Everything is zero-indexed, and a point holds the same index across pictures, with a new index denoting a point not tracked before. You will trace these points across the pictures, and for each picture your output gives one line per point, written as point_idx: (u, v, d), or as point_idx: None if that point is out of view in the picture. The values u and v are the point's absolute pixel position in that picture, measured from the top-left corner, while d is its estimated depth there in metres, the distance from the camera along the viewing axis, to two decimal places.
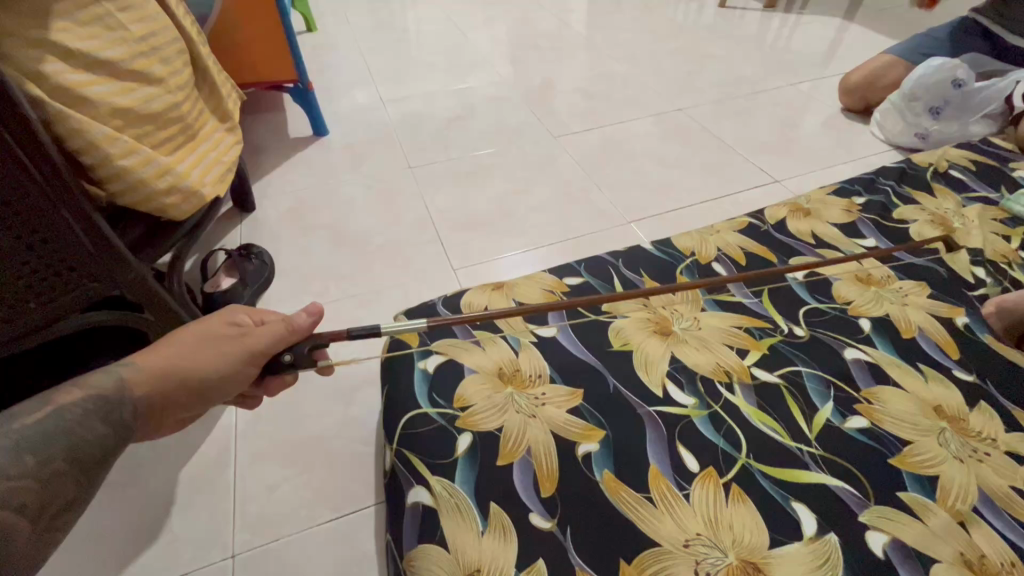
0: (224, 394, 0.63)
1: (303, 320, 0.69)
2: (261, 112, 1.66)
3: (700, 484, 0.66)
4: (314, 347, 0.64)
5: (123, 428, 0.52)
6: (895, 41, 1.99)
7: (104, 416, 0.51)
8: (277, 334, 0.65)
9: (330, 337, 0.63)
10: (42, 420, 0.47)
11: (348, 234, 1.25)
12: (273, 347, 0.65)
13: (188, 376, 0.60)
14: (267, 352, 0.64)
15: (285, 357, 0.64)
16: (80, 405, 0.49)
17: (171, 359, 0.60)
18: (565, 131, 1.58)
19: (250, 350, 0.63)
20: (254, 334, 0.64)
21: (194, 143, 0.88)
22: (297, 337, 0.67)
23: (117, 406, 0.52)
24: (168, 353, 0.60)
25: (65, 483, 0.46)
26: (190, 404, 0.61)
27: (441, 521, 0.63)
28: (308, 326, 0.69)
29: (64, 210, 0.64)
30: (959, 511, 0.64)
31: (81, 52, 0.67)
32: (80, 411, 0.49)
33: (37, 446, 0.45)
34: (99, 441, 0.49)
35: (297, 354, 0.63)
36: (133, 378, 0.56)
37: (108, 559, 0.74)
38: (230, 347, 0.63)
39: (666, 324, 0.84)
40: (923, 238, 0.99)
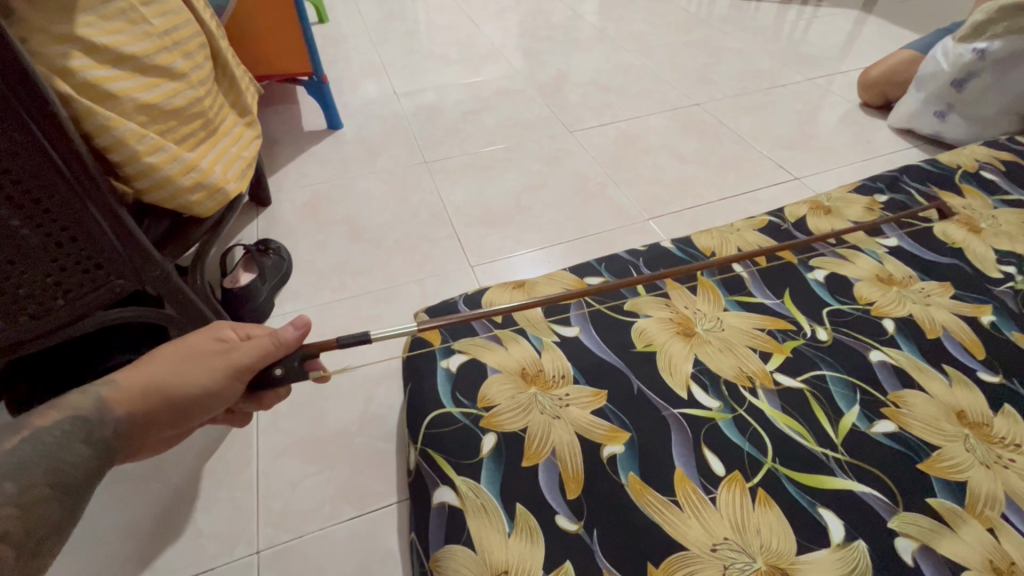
0: (210, 409, 0.64)
1: (289, 334, 0.66)
2: (275, 105, 1.65)
3: (726, 487, 0.66)
4: (303, 359, 0.64)
5: (105, 447, 0.56)
6: (915, 33, 1.95)
7: (86, 439, 0.54)
8: (261, 348, 0.64)
9: (320, 346, 0.64)
10: (22, 445, 0.50)
11: (364, 229, 1.25)
12: (257, 363, 0.64)
13: (171, 394, 0.62)
14: (250, 368, 0.64)
15: (276, 370, 0.64)
16: (62, 427, 0.53)
17: (154, 376, 0.62)
18: (579, 125, 1.56)
19: (232, 366, 0.63)
20: (238, 348, 0.64)
21: (215, 138, 0.87)
22: (283, 351, 0.65)
23: (96, 427, 0.55)
24: (151, 370, 0.62)
25: (49, 506, 0.48)
26: (176, 420, 0.63)
27: (467, 522, 0.63)
28: (296, 340, 0.66)
29: (93, 208, 0.65)
30: (988, 518, 0.63)
31: (104, 47, 0.66)
32: (59, 434, 0.52)
33: (16, 472, 0.48)
34: (83, 462, 0.53)
35: (290, 366, 0.64)
36: (114, 397, 0.58)
37: (135, 554, 0.75)
38: (212, 363, 0.63)
39: (688, 324, 0.83)
40: (948, 237, 0.97)
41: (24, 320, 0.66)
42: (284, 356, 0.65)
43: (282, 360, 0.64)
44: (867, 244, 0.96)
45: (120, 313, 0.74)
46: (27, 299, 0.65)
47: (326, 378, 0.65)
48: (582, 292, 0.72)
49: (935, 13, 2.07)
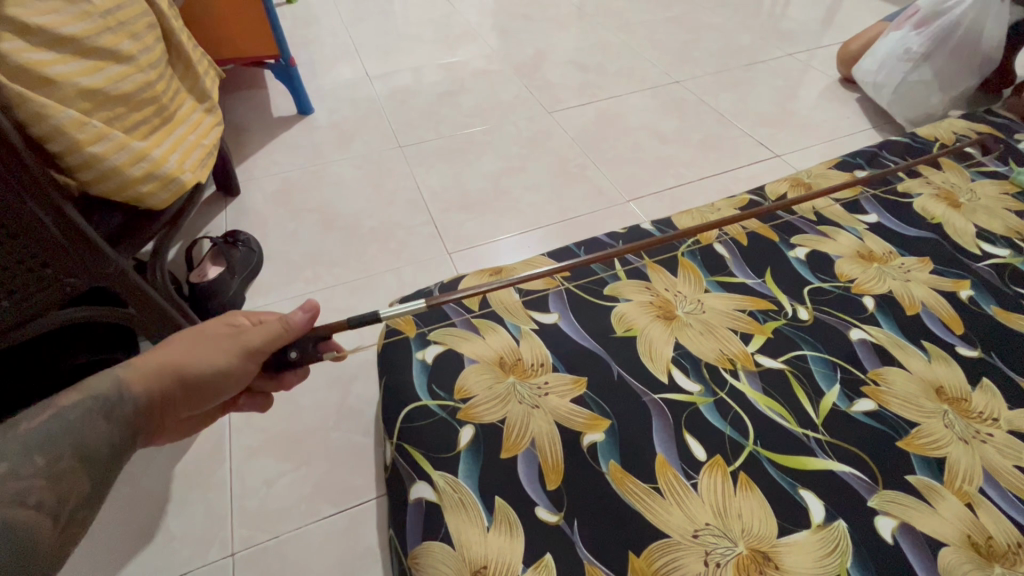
0: (222, 390, 0.63)
1: (298, 317, 0.66)
2: (243, 90, 1.58)
3: (708, 472, 0.65)
4: (316, 343, 0.66)
5: (127, 424, 0.52)
6: (897, 6, 1.92)
7: (106, 415, 0.50)
8: (272, 331, 0.64)
9: (331, 329, 0.65)
10: (46, 423, 0.46)
11: (338, 217, 1.21)
12: (269, 345, 0.64)
13: (184, 374, 0.60)
14: (263, 349, 0.64)
15: (291, 353, 0.66)
16: (82, 404, 0.49)
17: (168, 357, 0.60)
18: (558, 105, 1.52)
19: (245, 346, 0.63)
20: (249, 330, 0.64)
21: (171, 125, 0.83)
22: (293, 334, 0.66)
23: (118, 405, 0.52)
24: (164, 352, 0.60)
25: (78, 478, 0.45)
26: (190, 400, 0.61)
27: (445, 517, 0.62)
28: (305, 323, 0.66)
29: (32, 203, 0.60)
30: (966, 493, 0.64)
31: (39, 28, 0.62)
32: (82, 412, 0.49)
33: (44, 447, 0.45)
34: (107, 439, 0.49)
35: (303, 350, 0.66)
36: (131, 377, 0.55)
37: (106, 559, 0.72)
38: (225, 344, 0.62)
39: (669, 307, 0.81)
40: (927, 212, 0.96)
41: None
42: (294, 339, 0.65)
43: (295, 343, 0.65)
44: (849, 222, 0.95)
45: (76, 312, 0.71)
46: None
47: (340, 358, 0.66)
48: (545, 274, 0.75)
49: None
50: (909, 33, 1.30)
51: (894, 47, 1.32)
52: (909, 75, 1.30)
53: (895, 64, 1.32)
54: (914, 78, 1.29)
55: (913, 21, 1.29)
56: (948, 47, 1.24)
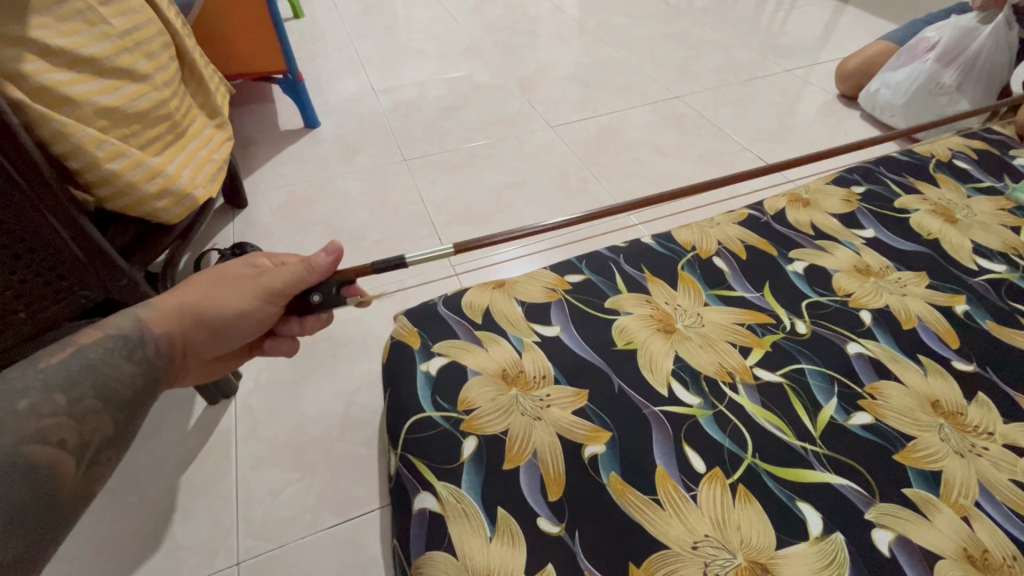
0: (244, 330, 0.64)
1: (322, 260, 0.64)
2: (250, 104, 1.61)
3: (707, 484, 0.66)
4: (340, 285, 0.64)
5: (150, 365, 0.52)
6: (893, 24, 1.96)
7: (129, 355, 0.50)
8: (294, 274, 0.63)
9: (356, 271, 0.64)
10: (67, 361, 0.46)
11: (343, 230, 1.23)
12: (290, 288, 0.63)
13: (205, 316, 0.61)
14: (283, 292, 0.63)
15: (314, 297, 0.64)
16: (104, 344, 0.49)
17: (190, 298, 0.60)
18: (560, 120, 1.55)
19: (265, 289, 0.63)
20: (270, 272, 0.64)
21: (183, 141, 0.85)
22: (317, 276, 0.64)
23: (140, 345, 0.52)
24: (187, 292, 0.61)
25: (99, 419, 0.44)
26: (213, 341, 0.62)
27: (448, 527, 0.63)
28: (328, 266, 0.64)
29: (51, 217, 0.62)
30: (961, 506, 0.64)
31: (61, 49, 0.64)
32: (104, 350, 0.48)
33: (65, 385, 0.44)
34: (128, 380, 0.49)
35: (326, 294, 0.64)
36: (152, 318, 0.55)
37: (112, 568, 0.73)
38: (246, 286, 0.63)
39: (669, 320, 0.83)
40: (924, 228, 0.98)
41: None
42: (318, 281, 0.64)
43: (318, 285, 0.64)
44: (846, 238, 0.96)
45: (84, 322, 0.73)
46: None
47: (365, 303, 0.64)
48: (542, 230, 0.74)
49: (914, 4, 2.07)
50: (935, 68, 1.33)
51: (921, 82, 1.35)
52: (947, 106, 1.35)
53: (929, 99, 1.35)
54: (954, 108, 1.34)
55: (936, 55, 1.33)
56: (975, 76, 1.31)
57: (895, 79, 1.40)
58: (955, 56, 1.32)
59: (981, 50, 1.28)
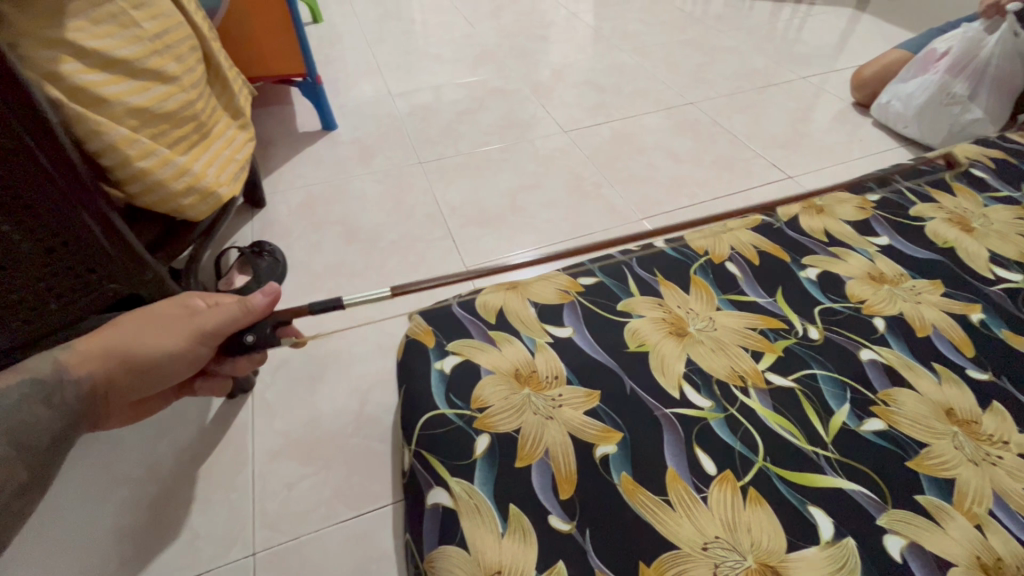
0: (176, 370, 0.68)
1: (258, 302, 0.69)
2: (270, 105, 1.65)
3: (718, 486, 0.66)
4: (275, 326, 0.69)
5: (66, 408, 0.61)
6: (911, 33, 1.95)
7: (46, 400, 0.59)
8: (227, 314, 0.67)
9: (291, 313, 0.69)
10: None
11: (360, 230, 1.25)
12: (216, 329, 0.67)
13: (130, 357, 0.65)
14: (214, 334, 0.67)
15: (247, 338, 0.67)
16: (21, 389, 0.58)
17: (117, 340, 0.65)
18: (574, 125, 1.56)
19: (195, 331, 0.66)
20: (203, 314, 0.67)
21: (208, 140, 0.87)
22: (250, 318, 0.68)
23: (56, 388, 0.61)
24: (114, 334, 0.66)
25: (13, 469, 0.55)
26: (139, 382, 0.67)
27: (460, 522, 0.64)
28: (265, 307, 0.69)
29: (83, 213, 0.64)
30: (975, 514, 0.64)
31: (94, 51, 0.66)
32: (18, 395, 0.57)
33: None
34: (47, 425, 0.59)
35: (260, 334, 0.67)
36: (72, 360, 0.63)
37: (131, 556, 0.75)
38: (176, 327, 0.67)
39: (681, 324, 0.83)
40: (939, 236, 0.97)
41: (17, 325, 0.67)
42: (253, 322, 0.68)
43: (253, 327, 0.67)
44: (860, 245, 0.96)
45: (112, 316, 0.74)
46: (21, 305, 0.66)
47: (297, 343, 0.69)
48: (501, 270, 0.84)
49: (932, 13, 2.06)
50: (945, 77, 1.33)
51: (932, 92, 1.34)
52: (961, 116, 1.33)
53: (942, 109, 1.34)
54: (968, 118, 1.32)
55: (945, 66, 1.33)
56: (988, 84, 1.30)
57: (907, 91, 1.40)
58: (965, 65, 1.31)
59: (992, 58, 1.28)
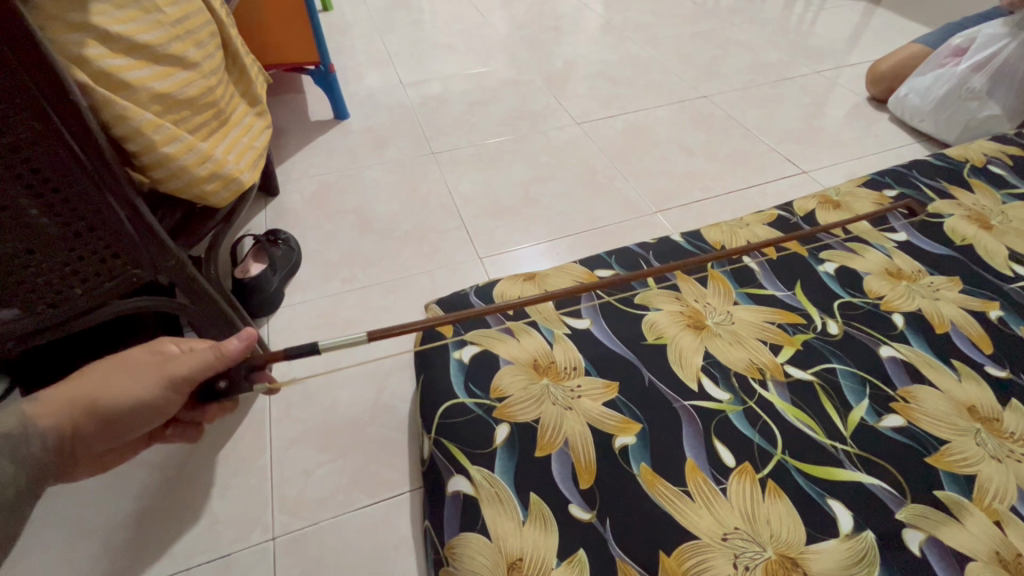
0: (148, 419, 0.64)
1: (233, 346, 0.63)
2: (281, 94, 1.64)
3: (737, 478, 0.67)
4: (249, 375, 0.67)
5: (33, 462, 0.54)
6: (927, 28, 1.93)
7: (10, 454, 0.52)
8: (201, 359, 0.62)
9: (267, 359, 0.65)
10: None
11: (373, 219, 1.25)
12: (192, 374, 0.62)
13: (100, 406, 0.61)
14: (186, 380, 0.62)
15: (222, 383, 0.66)
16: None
17: (85, 389, 0.61)
18: (587, 117, 1.55)
19: (167, 376, 0.62)
20: (176, 358, 0.63)
21: (227, 127, 0.87)
22: (224, 364, 0.63)
23: (22, 441, 0.54)
24: (84, 383, 0.62)
25: None
26: (107, 433, 0.63)
27: (481, 510, 0.65)
28: (239, 352, 0.64)
29: (110, 197, 0.64)
30: (995, 510, 0.64)
31: (119, 35, 0.66)
32: None
33: None
34: (11, 482, 0.51)
35: (234, 379, 0.66)
36: (38, 413, 0.58)
37: (151, 541, 0.76)
38: (149, 372, 0.62)
39: (698, 317, 0.83)
40: (958, 233, 0.97)
41: (42, 309, 0.67)
42: (225, 369, 0.63)
43: (226, 373, 0.65)
44: (878, 240, 0.96)
45: (130, 302, 0.74)
46: (46, 287, 0.66)
47: (274, 388, 0.65)
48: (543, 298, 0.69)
49: (949, 7, 2.04)
50: (965, 73, 1.31)
51: (949, 88, 1.34)
52: (977, 113, 1.32)
53: (958, 105, 1.33)
54: (984, 114, 1.32)
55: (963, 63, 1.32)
56: (1008, 81, 1.29)
57: (923, 85, 1.39)
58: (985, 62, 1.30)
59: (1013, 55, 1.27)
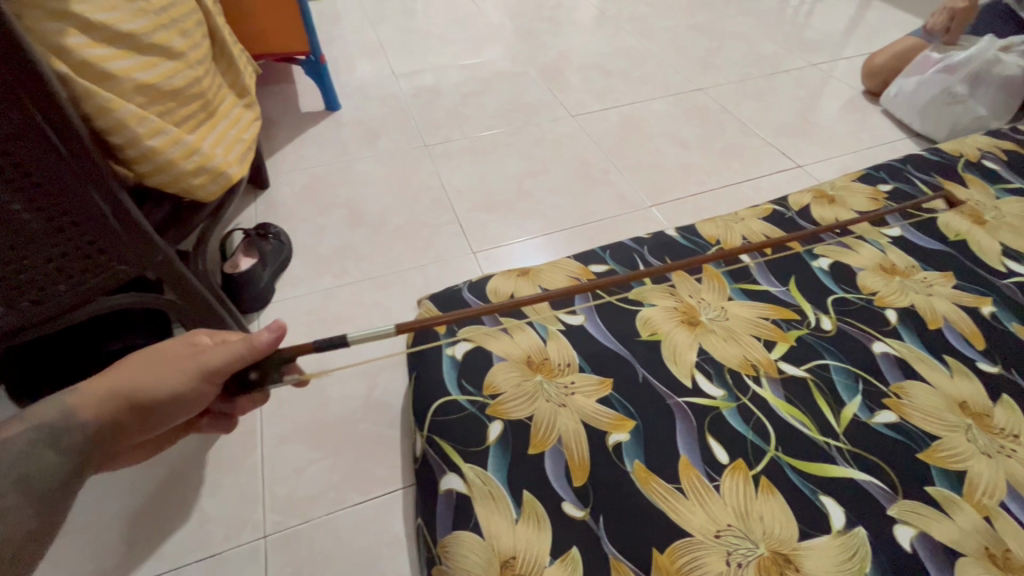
0: (183, 411, 0.61)
1: (264, 338, 0.60)
2: (271, 85, 1.61)
3: (730, 475, 0.67)
4: (281, 366, 0.60)
5: (78, 452, 0.54)
6: (922, 20, 1.92)
7: (54, 445, 0.52)
8: (234, 351, 0.59)
9: (296, 350, 0.60)
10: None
11: (365, 213, 1.23)
12: (225, 366, 0.59)
13: (139, 399, 0.58)
14: (217, 373, 0.59)
15: (251, 375, 0.60)
16: (26, 437, 0.51)
17: (122, 381, 0.58)
18: (581, 109, 1.54)
19: (200, 368, 0.59)
20: (208, 350, 0.60)
21: (214, 119, 0.86)
22: (256, 356, 0.60)
23: (66, 433, 0.53)
24: (121, 374, 0.59)
25: (21, 513, 0.48)
26: (145, 426, 0.60)
27: (474, 508, 0.64)
28: (269, 345, 0.60)
29: (94, 191, 0.62)
30: (985, 506, 0.65)
31: (101, 24, 0.64)
32: (25, 443, 0.51)
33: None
34: (55, 471, 0.51)
35: (265, 372, 0.60)
36: (81, 403, 0.55)
37: (140, 540, 0.75)
38: (183, 364, 0.59)
39: (693, 313, 0.83)
40: (951, 228, 0.97)
41: (28, 306, 0.65)
42: (257, 361, 0.60)
43: (257, 364, 0.59)
44: (872, 235, 0.96)
45: (120, 298, 0.72)
46: (30, 283, 0.64)
47: (304, 381, 0.61)
48: (535, 300, 0.66)
49: None
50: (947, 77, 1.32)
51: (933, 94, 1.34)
52: (963, 116, 1.32)
53: (944, 109, 1.33)
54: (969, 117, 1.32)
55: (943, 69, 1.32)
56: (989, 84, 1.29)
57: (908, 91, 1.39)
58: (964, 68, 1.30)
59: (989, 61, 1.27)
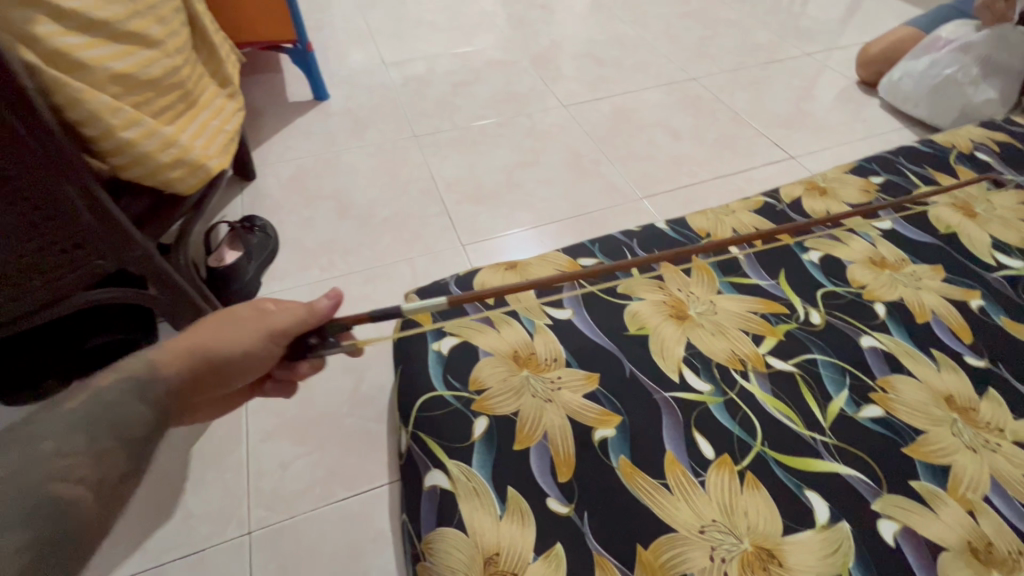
0: (249, 374, 0.59)
1: (323, 304, 0.61)
2: (257, 73, 1.58)
3: (715, 470, 0.66)
4: (338, 332, 0.60)
5: (165, 407, 0.46)
6: (918, 9, 1.90)
7: (143, 396, 0.45)
8: (294, 315, 0.60)
9: (352, 319, 0.59)
10: (85, 403, 0.41)
11: (353, 205, 1.22)
12: (293, 327, 0.60)
13: (211, 357, 0.55)
14: (286, 332, 0.59)
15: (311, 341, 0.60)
16: (116, 385, 0.44)
17: (190, 339, 0.55)
18: (573, 99, 1.52)
19: (269, 327, 0.59)
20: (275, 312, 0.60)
21: (194, 110, 0.84)
22: (315, 322, 0.61)
23: (152, 384, 0.46)
24: (188, 335, 0.55)
25: (117, 457, 0.40)
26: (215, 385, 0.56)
27: (458, 504, 0.64)
28: (329, 311, 0.62)
29: (67, 185, 0.61)
30: (969, 500, 0.65)
31: (74, 11, 0.62)
32: (120, 390, 0.43)
33: (87, 427, 0.39)
34: (146, 417, 0.44)
35: (324, 339, 0.60)
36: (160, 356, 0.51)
37: (123, 537, 0.74)
38: (250, 324, 0.58)
39: (681, 307, 0.82)
40: (941, 221, 0.96)
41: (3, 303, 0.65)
42: (316, 326, 0.61)
43: (318, 329, 0.60)
44: (863, 228, 0.95)
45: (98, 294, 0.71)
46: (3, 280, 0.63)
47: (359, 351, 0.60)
48: (527, 286, 0.65)
49: None
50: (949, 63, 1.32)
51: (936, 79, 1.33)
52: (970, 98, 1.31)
53: (950, 93, 1.32)
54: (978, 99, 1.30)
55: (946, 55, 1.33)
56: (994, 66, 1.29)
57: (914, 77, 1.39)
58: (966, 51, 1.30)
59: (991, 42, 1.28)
